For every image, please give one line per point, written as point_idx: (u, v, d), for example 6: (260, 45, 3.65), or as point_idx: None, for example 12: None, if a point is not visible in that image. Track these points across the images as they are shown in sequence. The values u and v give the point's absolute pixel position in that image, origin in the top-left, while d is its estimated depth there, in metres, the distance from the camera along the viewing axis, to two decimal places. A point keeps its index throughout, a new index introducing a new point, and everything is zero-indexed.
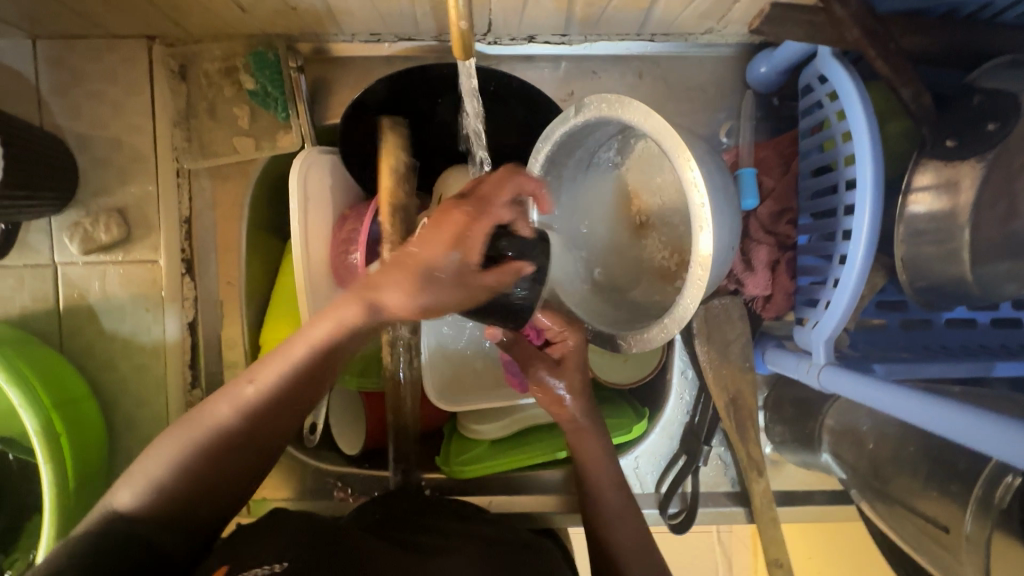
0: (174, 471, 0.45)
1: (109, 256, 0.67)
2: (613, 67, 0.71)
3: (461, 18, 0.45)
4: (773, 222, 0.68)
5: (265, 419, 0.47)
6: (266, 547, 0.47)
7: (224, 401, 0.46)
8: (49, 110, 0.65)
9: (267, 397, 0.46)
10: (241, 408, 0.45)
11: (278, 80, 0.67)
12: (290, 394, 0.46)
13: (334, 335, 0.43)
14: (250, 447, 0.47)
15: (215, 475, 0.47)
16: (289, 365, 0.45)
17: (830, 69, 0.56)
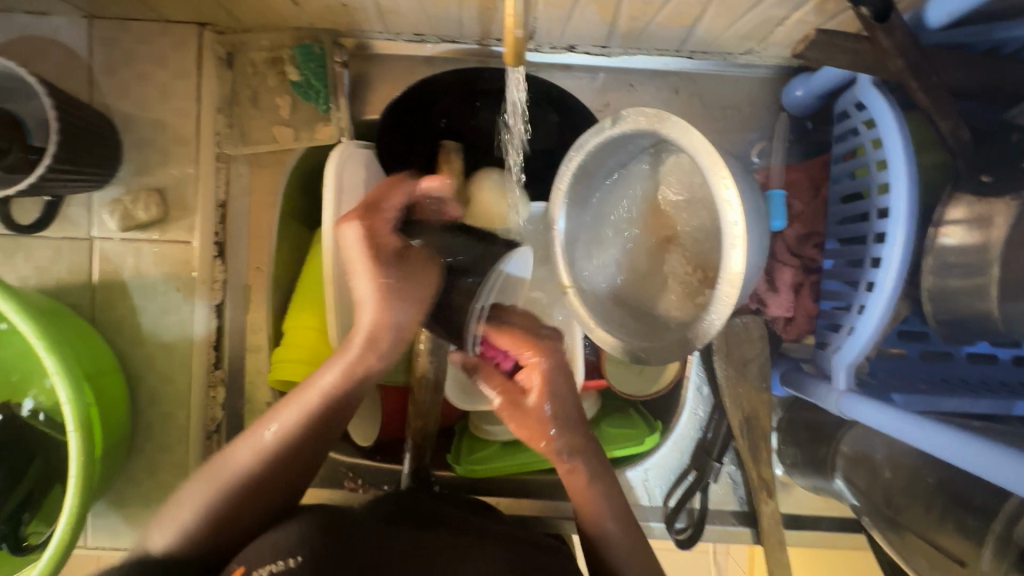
0: (201, 514, 0.51)
1: (145, 234, 0.68)
2: (650, 81, 0.72)
3: (518, 26, 0.46)
4: (799, 244, 0.69)
5: (284, 462, 0.54)
6: (278, 543, 0.49)
7: (243, 449, 0.53)
8: (99, 89, 0.67)
9: (286, 440, 0.53)
10: (258, 452, 0.53)
11: (322, 74, 0.69)
12: (308, 435, 0.54)
13: (345, 378, 0.54)
14: (270, 493, 0.54)
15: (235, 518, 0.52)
16: (304, 408, 0.54)
17: (869, 97, 0.57)
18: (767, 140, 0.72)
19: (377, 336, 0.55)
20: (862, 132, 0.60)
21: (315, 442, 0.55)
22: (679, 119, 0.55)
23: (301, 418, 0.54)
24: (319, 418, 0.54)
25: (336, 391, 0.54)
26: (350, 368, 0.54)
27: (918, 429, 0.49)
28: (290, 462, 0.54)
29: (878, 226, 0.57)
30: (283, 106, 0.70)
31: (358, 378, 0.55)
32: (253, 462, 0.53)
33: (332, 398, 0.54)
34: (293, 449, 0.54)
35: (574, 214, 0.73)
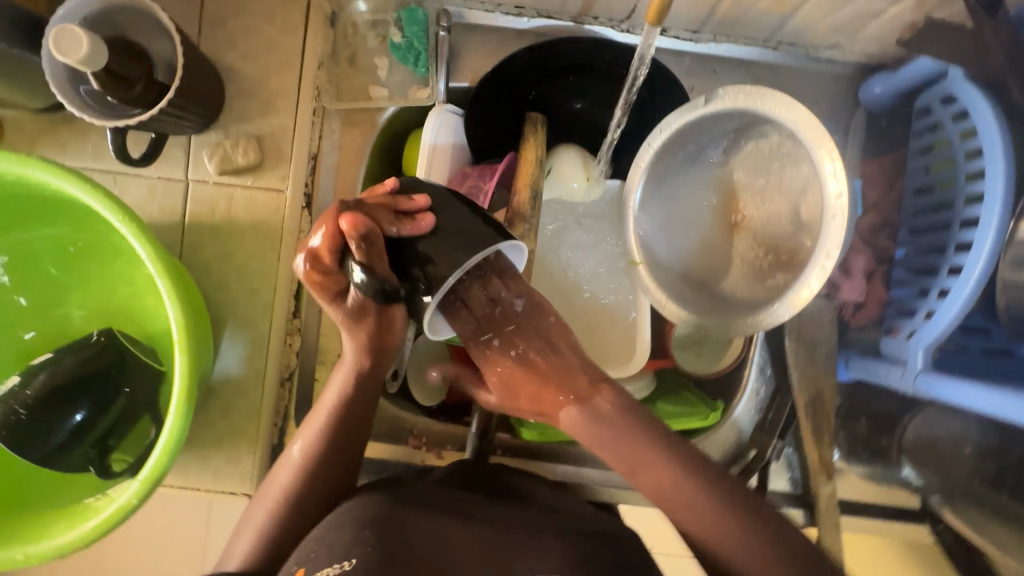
0: (266, 527, 0.57)
1: (240, 180, 0.70)
2: (734, 69, 0.75)
3: None
4: (873, 234, 0.71)
5: (319, 473, 0.58)
6: (336, 543, 0.50)
7: (281, 472, 0.59)
8: (208, 37, 0.69)
9: (311, 453, 0.58)
10: (291, 471, 0.58)
11: (423, 37, 0.71)
12: (328, 445, 0.58)
13: (347, 385, 0.59)
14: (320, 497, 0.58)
15: (292, 527, 0.57)
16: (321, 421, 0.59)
17: (960, 89, 0.60)
18: (843, 134, 0.75)
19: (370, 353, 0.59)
20: (947, 125, 0.64)
21: (339, 451, 0.59)
22: (783, 95, 0.60)
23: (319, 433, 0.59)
24: (340, 424, 0.59)
25: (345, 404, 0.59)
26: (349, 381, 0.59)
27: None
28: (321, 474, 0.58)
29: (967, 213, 0.60)
30: (380, 67, 0.73)
31: (362, 389, 0.60)
32: (291, 480, 0.58)
33: (343, 413, 0.59)
34: (322, 459, 0.58)
35: (649, 191, 0.74)
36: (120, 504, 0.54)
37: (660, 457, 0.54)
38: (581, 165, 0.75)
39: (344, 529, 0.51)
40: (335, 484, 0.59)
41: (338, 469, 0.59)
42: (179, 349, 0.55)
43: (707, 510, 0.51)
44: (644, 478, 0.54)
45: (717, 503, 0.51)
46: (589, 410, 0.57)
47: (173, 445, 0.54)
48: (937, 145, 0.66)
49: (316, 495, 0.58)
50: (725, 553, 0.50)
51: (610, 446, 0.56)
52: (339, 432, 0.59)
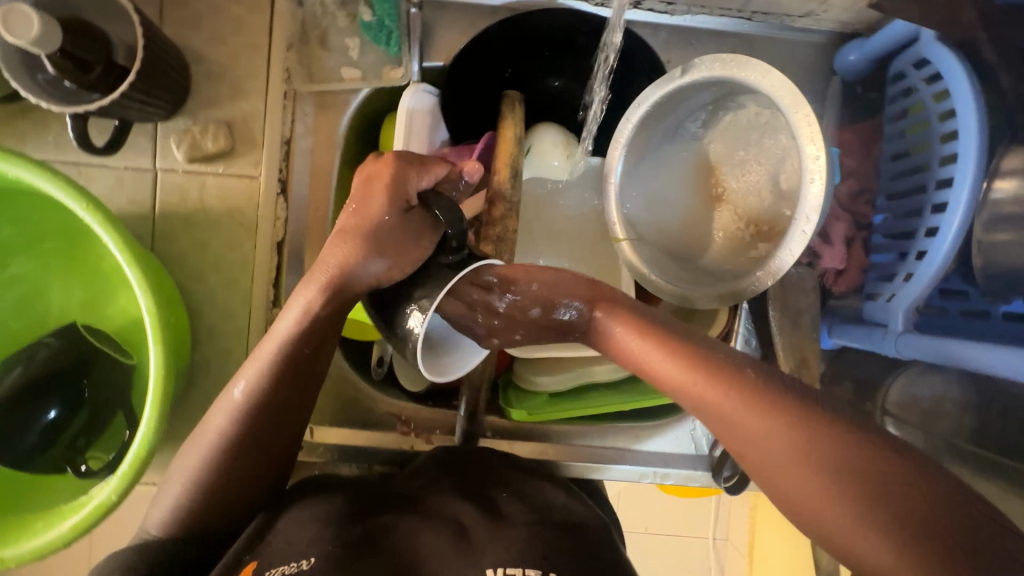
0: (193, 486, 0.56)
1: (210, 167, 0.68)
2: (711, 41, 0.74)
3: None
4: (851, 201, 0.73)
5: (259, 426, 0.56)
6: (299, 540, 0.51)
7: (218, 414, 0.57)
8: (169, 20, 0.67)
9: (251, 399, 0.55)
10: (229, 416, 0.56)
11: (394, 15, 0.69)
12: (264, 393, 0.56)
13: (295, 326, 0.55)
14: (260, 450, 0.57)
15: (227, 482, 0.57)
16: (262, 364, 0.55)
17: (931, 52, 0.61)
18: (821, 103, 0.75)
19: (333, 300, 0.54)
20: (920, 89, 0.65)
21: (286, 399, 0.57)
22: (759, 60, 0.60)
23: (261, 376, 0.55)
24: (285, 368, 0.56)
25: (291, 347, 0.55)
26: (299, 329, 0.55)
27: (971, 350, 0.55)
28: (261, 425, 0.56)
29: (941, 174, 0.61)
30: (352, 47, 0.71)
31: (311, 334, 0.55)
32: (225, 424, 0.56)
33: (292, 352, 0.55)
34: (261, 410, 0.56)
35: (630, 164, 0.73)
36: (97, 501, 0.52)
37: (809, 431, 0.43)
38: (561, 143, 0.74)
39: (307, 524, 0.53)
40: (280, 438, 0.58)
41: (278, 422, 0.57)
42: (151, 340, 0.53)
43: (819, 478, 0.41)
44: (749, 433, 0.45)
45: (834, 462, 0.41)
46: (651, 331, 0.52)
47: (149, 439, 0.53)
48: (911, 109, 0.67)
49: (259, 448, 0.57)
50: (818, 521, 0.42)
51: (742, 403, 0.45)
52: (280, 383, 0.56)
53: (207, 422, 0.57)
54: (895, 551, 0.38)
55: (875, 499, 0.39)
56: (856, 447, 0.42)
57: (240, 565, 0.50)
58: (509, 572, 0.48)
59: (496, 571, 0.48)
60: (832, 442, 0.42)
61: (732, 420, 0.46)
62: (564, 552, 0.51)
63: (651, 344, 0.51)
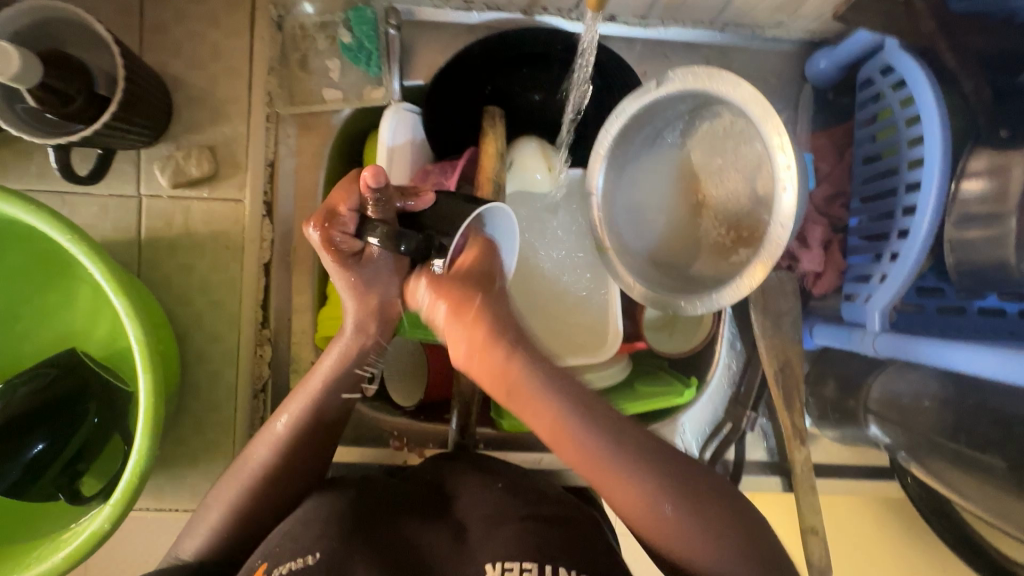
0: (228, 512, 0.56)
1: (195, 191, 0.68)
2: (685, 52, 0.76)
3: None
4: (826, 205, 0.75)
5: (299, 455, 0.58)
6: (304, 536, 0.51)
7: (259, 445, 0.58)
8: (150, 48, 0.68)
9: (294, 431, 0.57)
10: (273, 446, 0.57)
11: (373, 37, 0.70)
12: (310, 426, 0.58)
13: (339, 362, 0.59)
14: (293, 478, 0.58)
15: (257, 510, 0.57)
16: (311, 396, 0.58)
17: (895, 59, 0.63)
18: (794, 110, 0.77)
19: (364, 328, 0.60)
20: (887, 94, 0.66)
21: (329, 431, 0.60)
22: (729, 72, 0.62)
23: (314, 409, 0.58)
24: (328, 398, 0.59)
25: (336, 381, 0.59)
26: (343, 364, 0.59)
27: (940, 349, 0.56)
28: (302, 455, 0.58)
29: (910, 177, 0.63)
30: (332, 68, 0.72)
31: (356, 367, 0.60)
32: (268, 455, 0.57)
33: (333, 386, 0.59)
34: (302, 439, 0.58)
35: (611, 175, 0.74)
36: (92, 528, 0.53)
37: (659, 473, 0.50)
38: (543, 156, 0.75)
39: (312, 524, 0.52)
40: (315, 467, 0.59)
41: (317, 452, 0.59)
42: (140, 367, 0.54)
43: (668, 509, 0.49)
44: (604, 475, 0.51)
45: (669, 488, 0.50)
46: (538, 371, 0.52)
47: (142, 466, 0.53)
48: (880, 114, 0.69)
49: (297, 477, 0.58)
50: (670, 545, 0.49)
51: (602, 453, 0.50)
52: (324, 417, 0.59)
53: (247, 456, 0.58)
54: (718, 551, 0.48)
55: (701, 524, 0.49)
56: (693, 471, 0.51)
57: (253, 566, 0.50)
58: (507, 565, 0.49)
59: (495, 566, 0.49)
60: (668, 468, 0.51)
61: (589, 462, 0.51)
62: (563, 545, 0.51)
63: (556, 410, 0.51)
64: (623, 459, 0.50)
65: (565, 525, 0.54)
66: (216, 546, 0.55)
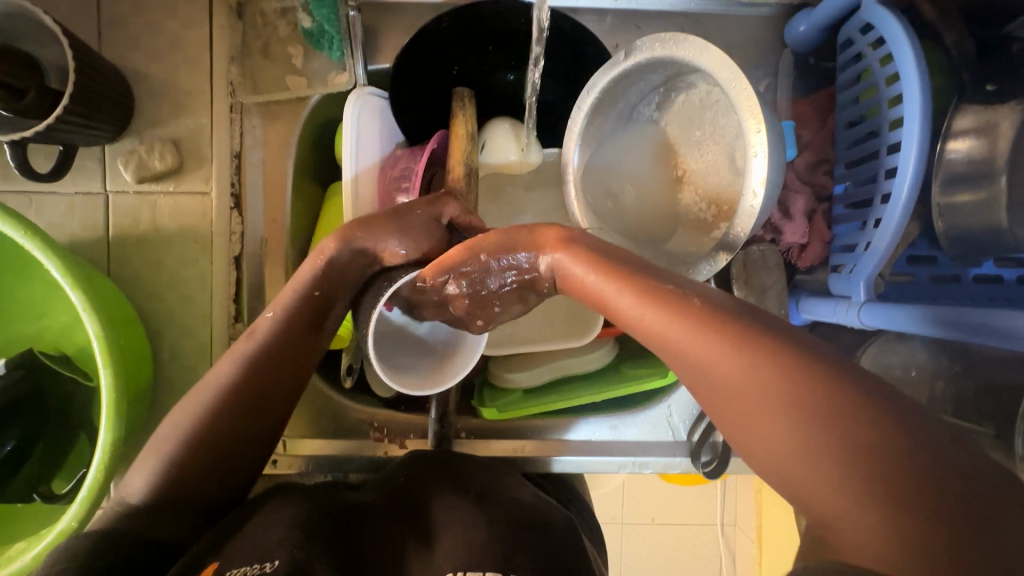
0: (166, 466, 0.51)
1: (160, 186, 0.67)
2: (658, 22, 0.74)
3: None
4: (809, 172, 0.72)
5: (257, 373, 0.53)
6: (262, 541, 0.49)
7: (223, 365, 0.54)
8: (108, 42, 0.67)
9: (262, 346, 0.54)
10: (234, 361, 0.53)
11: (334, 20, 0.69)
12: (272, 347, 0.54)
13: (311, 272, 0.55)
14: (255, 414, 0.53)
15: (201, 477, 0.52)
16: (281, 307, 0.55)
17: (874, 15, 0.61)
18: (773, 77, 0.74)
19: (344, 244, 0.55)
20: (867, 54, 0.64)
21: (291, 355, 0.55)
22: (696, 37, 0.60)
23: (287, 325, 0.55)
24: (300, 318, 0.55)
25: (311, 295, 0.55)
26: (319, 272, 0.55)
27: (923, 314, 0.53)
28: (263, 377, 0.53)
29: (892, 138, 0.60)
30: (296, 55, 0.71)
31: (332, 280, 0.55)
32: (229, 373, 0.53)
33: (302, 304, 0.55)
34: (265, 360, 0.54)
35: (586, 152, 0.72)
36: (60, 528, 0.52)
37: (815, 397, 0.34)
38: (515, 136, 0.73)
39: (273, 525, 0.51)
40: (276, 407, 0.55)
41: (283, 374, 0.55)
42: (100, 363, 0.53)
43: (801, 433, 0.33)
44: (736, 387, 0.37)
45: (816, 411, 0.33)
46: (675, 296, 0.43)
47: (107, 462, 0.53)
48: (862, 75, 0.66)
49: (249, 407, 0.53)
50: (809, 500, 0.32)
51: (747, 363, 0.37)
52: (290, 334, 0.54)
53: (203, 380, 0.54)
54: (876, 522, 0.29)
55: (848, 461, 0.31)
56: (881, 417, 0.32)
57: (201, 565, 0.46)
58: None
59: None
60: (836, 397, 0.33)
61: (722, 374, 0.38)
62: (528, 549, 0.50)
63: (610, 275, 0.47)
64: (778, 372, 0.36)
65: (535, 529, 0.53)
66: (173, 520, 0.49)
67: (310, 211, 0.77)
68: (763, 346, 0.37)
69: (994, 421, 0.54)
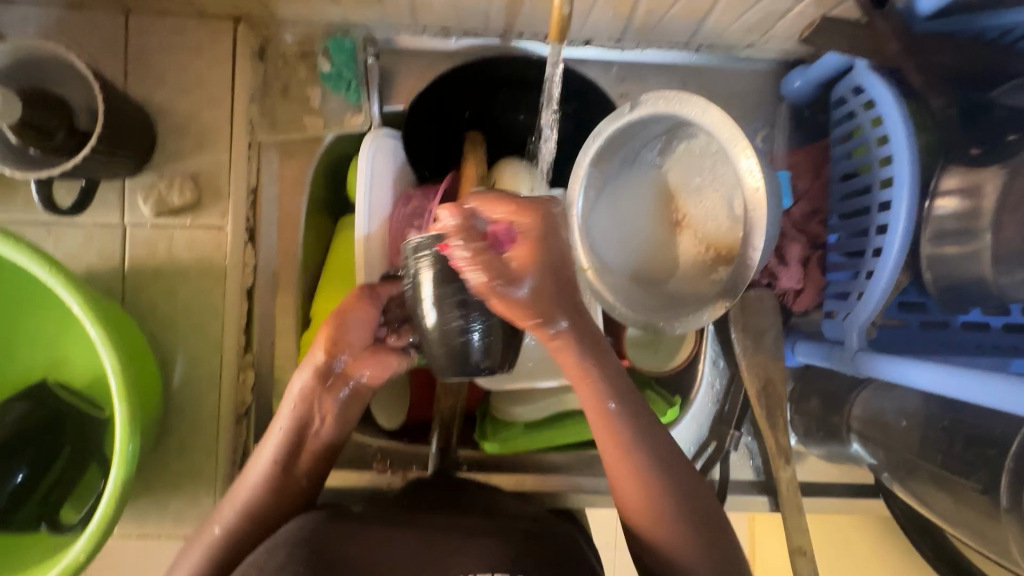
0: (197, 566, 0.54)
1: (177, 220, 0.69)
2: (661, 74, 0.78)
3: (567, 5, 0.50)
4: (805, 221, 0.75)
5: (263, 503, 0.56)
6: (271, 568, 0.50)
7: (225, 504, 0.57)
8: (134, 81, 0.69)
9: (253, 492, 0.56)
10: (234, 505, 0.56)
11: (352, 65, 0.72)
12: (268, 492, 0.56)
13: (285, 425, 0.56)
14: (263, 526, 0.56)
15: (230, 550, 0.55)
16: (268, 458, 0.56)
17: (866, 79, 0.65)
18: (770, 128, 0.78)
19: (306, 383, 0.56)
20: (860, 114, 0.67)
21: (296, 477, 0.57)
22: (698, 97, 0.63)
23: (277, 474, 0.56)
24: (287, 464, 0.56)
25: (291, 442, 0.56)
26: (291, 423, 0.56)
27: (906, 367, 0.57)
28: (271, 506, 0.56)
29: (882, 196, 0.63)
30: (313, 96, 0.74)
31: (314, 414, 0.57)
32: (232, 514, 0.56)
33: (288, 449, 0.56)
34: (266, 494, 0.56)
35: (591, 197, 0.74)
36: (68, 559, 0.53)
37: (631, 410, 0.52)
38: (527, 176, 0.74)
39: (277, 553, 0.51)
40: (292, 504, 0.58)
41: (296, 494, 0.57)
42: (117, 397, 0.54)
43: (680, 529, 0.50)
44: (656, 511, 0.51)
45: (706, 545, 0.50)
46: (614, 378, 0.53)
47: (117, 495, 0.54)
48: (855, 132, 0.69)
49: (270, 512, 0.56)
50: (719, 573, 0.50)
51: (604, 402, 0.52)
52: (283, 472, 0.57)
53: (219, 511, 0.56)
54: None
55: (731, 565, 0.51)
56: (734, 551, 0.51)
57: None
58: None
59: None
60: (684, 474, 0.52)
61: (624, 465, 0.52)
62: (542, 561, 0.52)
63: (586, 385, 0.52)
64: (612, 397, 0.52)
65: (545, 541, 0.54)
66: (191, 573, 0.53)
67: (321, 243, 0.79)
68: (652, 439, 0.52)
69: (979, 477, 0.55)
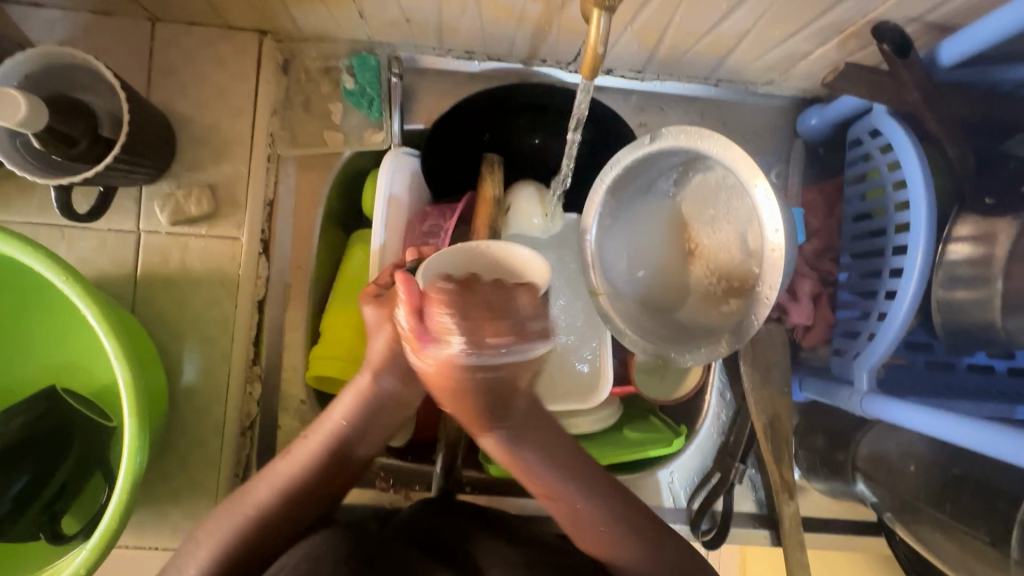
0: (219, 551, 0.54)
1: (193, 229, 0.69)
2: (679, 106, 0.79)
3: (600, 43, 0.50)
4: (816, 258, 0.76)
5: (301, 490, 0.57)
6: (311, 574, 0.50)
7: (259, 484, 0.57)
8: (157, 88, 0.69)
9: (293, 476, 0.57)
10: (273, 484, 0.57)
11: (376, 83, 0.73)
12: (310, 476, 0.57)
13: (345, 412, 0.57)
14: (293, 515, 0.57)
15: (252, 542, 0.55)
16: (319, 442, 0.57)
17: (884, 124, 0.65)
18: (784, 164, 0.79)
19: (376, 376, 0.56)
20: (876, 156, 0.68)
21: (342, 466, 0.59)
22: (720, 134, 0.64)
23: (326, 458, 0.57)
24: (336, 452, 0.58)
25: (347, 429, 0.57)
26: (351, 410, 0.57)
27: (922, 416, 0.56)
28: (310, 492, 0.57)
29: (898, 240, 0.64)
30: (335, 111, 0.74)
31: (374, 408, 0.58)
32: (268, 495, 0.56)
33: (341, 435, 0.58)
34: (308, 481, 0.57)
35: (605, 224, 0.74)
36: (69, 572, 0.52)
37: (563, 470, 0.57)
38: (539, 201, 0.75)
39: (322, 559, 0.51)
40: (311, 504, 0.58)
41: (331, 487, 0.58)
42: (126, 409, 0.54)
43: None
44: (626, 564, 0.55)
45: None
46: (541, 451, 0.56)
47: (122, 509, 0.53)
48: (870, 174, 0.70)
49: (305, 496, 0.57)
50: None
51: (543, 472, 0.57)
52: (328, 461, 0.58)
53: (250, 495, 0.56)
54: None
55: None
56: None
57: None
58: None
59: None
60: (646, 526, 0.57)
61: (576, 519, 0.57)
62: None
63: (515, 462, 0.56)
64: (541, 461, 0.57)
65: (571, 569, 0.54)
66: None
67: (332, 256, 0.78)
68: (608, 495, 0.57)
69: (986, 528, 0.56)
